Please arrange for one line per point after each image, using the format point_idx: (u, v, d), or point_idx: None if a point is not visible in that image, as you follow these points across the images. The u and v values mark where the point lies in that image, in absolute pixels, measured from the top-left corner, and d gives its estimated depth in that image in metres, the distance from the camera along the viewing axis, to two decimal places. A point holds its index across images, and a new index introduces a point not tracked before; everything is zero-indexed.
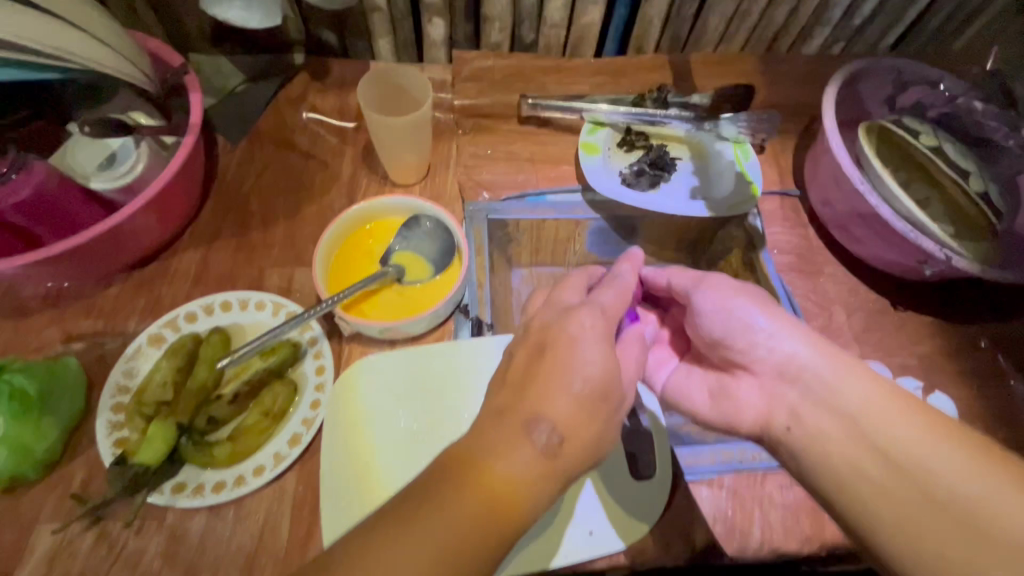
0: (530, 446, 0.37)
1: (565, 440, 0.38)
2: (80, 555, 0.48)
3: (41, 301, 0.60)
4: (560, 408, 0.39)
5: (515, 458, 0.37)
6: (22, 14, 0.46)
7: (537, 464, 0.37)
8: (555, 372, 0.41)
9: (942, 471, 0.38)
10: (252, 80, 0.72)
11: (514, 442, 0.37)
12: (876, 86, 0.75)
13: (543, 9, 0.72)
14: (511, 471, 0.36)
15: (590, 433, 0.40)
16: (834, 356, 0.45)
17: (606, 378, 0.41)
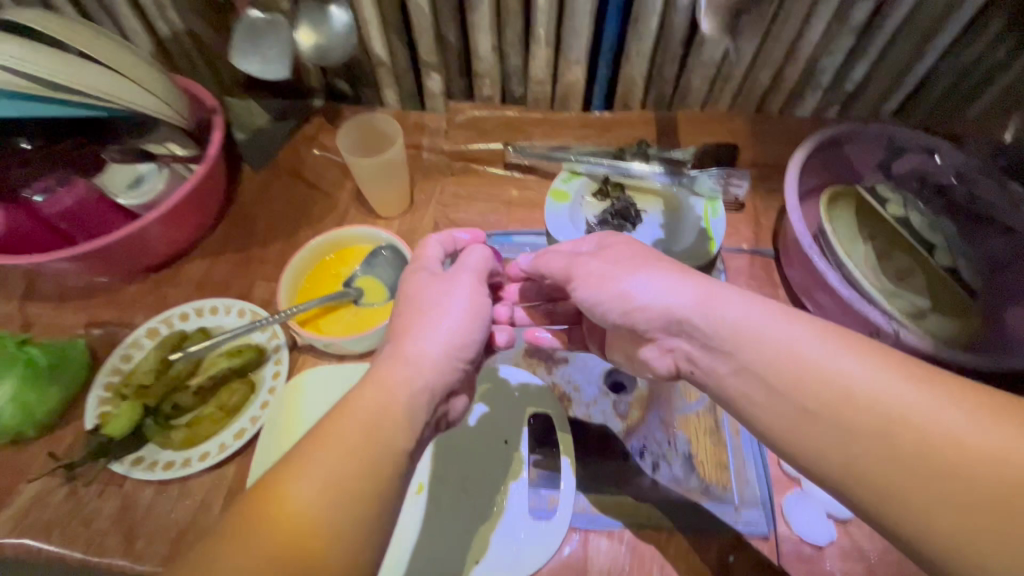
0: (392, 365, 0.41)
1: (417, 354, 0.42)
2: (53, 505, 0.57)
3: (77, 290, 0.72)
4: (407, 329, 0.44)
5: (351, 423, 0.37)
6: (78, 65, 0.58)
7: (395, 380, 0.40)
8: (405, 308, 0.47)
9: (806, 370, 0.37)
10: (275, 118, 0.84)
11: (366, 376, 0.41)
12: (866, 151, 0.71)
13: (528, 67, 0.78)
14: (366, 405, 0.38)
15: (428, 322, 0.44)
16: (710, 295, 0.43)
17: (447, 304, 0.46)
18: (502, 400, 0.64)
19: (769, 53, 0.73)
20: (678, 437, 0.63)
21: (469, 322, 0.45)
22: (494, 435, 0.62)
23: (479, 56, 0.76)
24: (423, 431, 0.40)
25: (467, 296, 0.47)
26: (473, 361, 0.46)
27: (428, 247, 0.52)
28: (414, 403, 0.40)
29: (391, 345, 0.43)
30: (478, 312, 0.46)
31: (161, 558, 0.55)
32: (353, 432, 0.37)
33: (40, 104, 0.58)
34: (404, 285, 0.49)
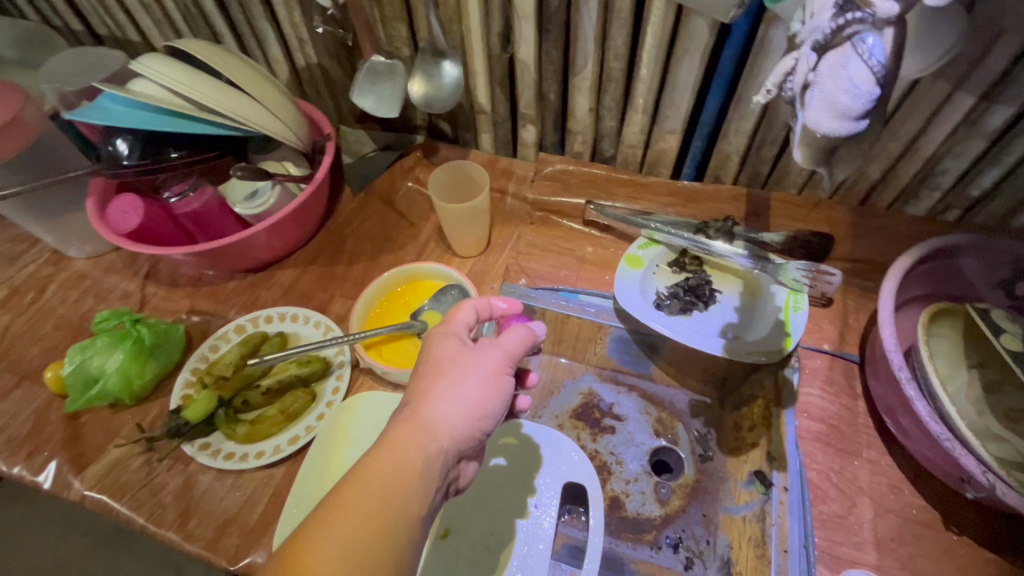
0: (408, 430, 0.41)
1: (435, 419, 0.42)
2: (130, 469, 0.64)
3: (188, 279, 0.82)
4: (427, 391, 0.43)
5: (365, 497, 0.37)
6: (231, 95, 0.68)
7: (409, 446, 0.40)
8: (428, 375, 0.45)
9: None
10: (381, 148, 0.92)
11: (381, 439, 0.41)
12: (986, 266, 0.64)
13: (622, 130, 0.79)
14: (382, 471, 0.39)
15: (449, 392, 0.43)
16: None
17: (472, 370, 0.45)
18: (524, 464, 0.63)
19: (883, 146, 0.68)
20: (719, 539, 0.61)
21: (491, 390, 0.45)
22: (510, 495, 0.61)
23: (576, 115, 0.78)
24: (436, 494, 0.41)
25: (492, 363, 0.46)
26: (492, 428, 0.45)
27: (461, 311, 0.49)
28: (425, 479, 0.40)
29: (408, 408, 0.43)
30: (501, 390, 0.45)
31: (206, 541, 0.60)
32: (368, 501, 0.37)
33: (195, 124, 0.68)
34: (430, 346, 0.47)
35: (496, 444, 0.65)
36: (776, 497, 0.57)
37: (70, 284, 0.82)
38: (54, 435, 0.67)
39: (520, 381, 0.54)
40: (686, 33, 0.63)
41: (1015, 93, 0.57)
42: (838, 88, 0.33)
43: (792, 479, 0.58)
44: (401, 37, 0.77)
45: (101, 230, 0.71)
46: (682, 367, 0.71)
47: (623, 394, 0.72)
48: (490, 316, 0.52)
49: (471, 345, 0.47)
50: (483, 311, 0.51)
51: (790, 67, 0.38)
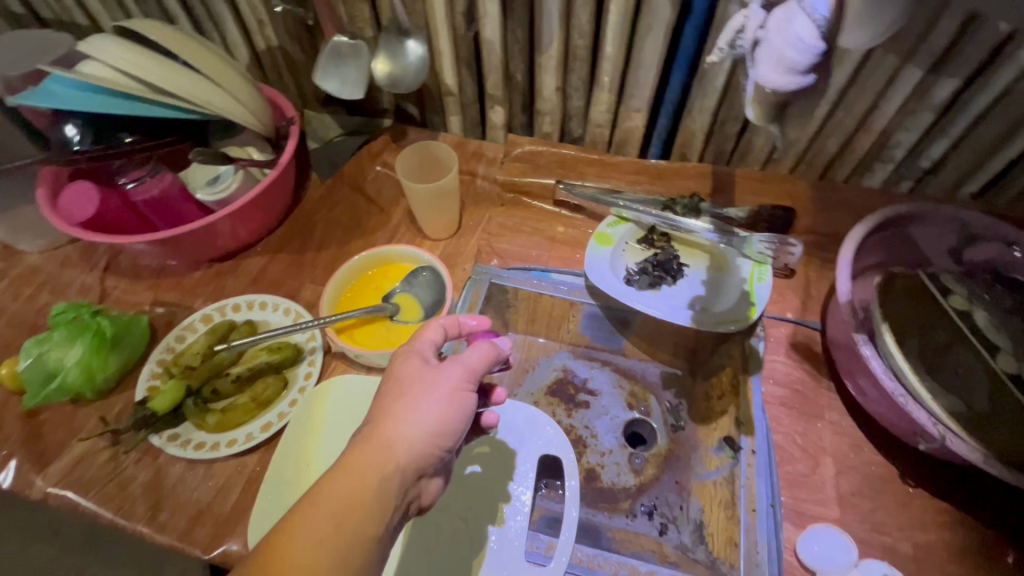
0: (364, 452, 0.41)
1: (393, 439, 0.42)
2: (96, 463, 0.62)
3: (151, 270, 0.79)
4: (386, 411, 0.44)
5: (319, 521, 0.38)
6: (186, 76, 0.65)
7: (364, 469, 0.40)
8: (388, 394, 0.45)
9: None
10: (347, 133, 0.90)
11: (338, 462, 0.41)
12: (935, 233, 0.68)
13: (589, 110, 0.79)
14: (336, 493, 0.39)
15: (406, 414, 0.43)
16: None
17: (432, 388, 0.45)
18: (499, 469, 0.62)
19: (839, 121, 0.70)
20: (692, 504, 0.62)
21: (451, 410, 0.44)
22: (488, 501, 0.60)
23: (543, 95, 0.79)
24: (393, 515, 0.41)
25: (453, 382, 0.46)
26: (454, 446, 0.45)
27: (428, 329, 0.49)
28: (380, 501, 0.40)
29: (366, 429, 0.43)
30: (461, 409, 0.45)
31: (179, 532, 0.58)
32: (322, 524, 0.38)
33: (149, 107, 0.65)
34: (394, 366, 0.47)
35: (472, 453, 0.64)
36: (744, 460, 0.60)
37: (23, 279, 0.79)
38: (12, 434, 0.65)
39: (487, 395, 0.55)
40: (648, 11, 0.64)
41: (958, 66, 0.60)
42: (785, 44, 0.34)
43: (759, 442, 0.60)
44: (364, 17, 0.75)
45: (54, 219, 0.68)
46: (654, 341, 0.73)
47: (597, 368, 0.74)
48: (459, 334, 0.51)
49: (434, 364, 0.47)
50: (449, 331, 0.50)
51: (740, 24, 0.40)
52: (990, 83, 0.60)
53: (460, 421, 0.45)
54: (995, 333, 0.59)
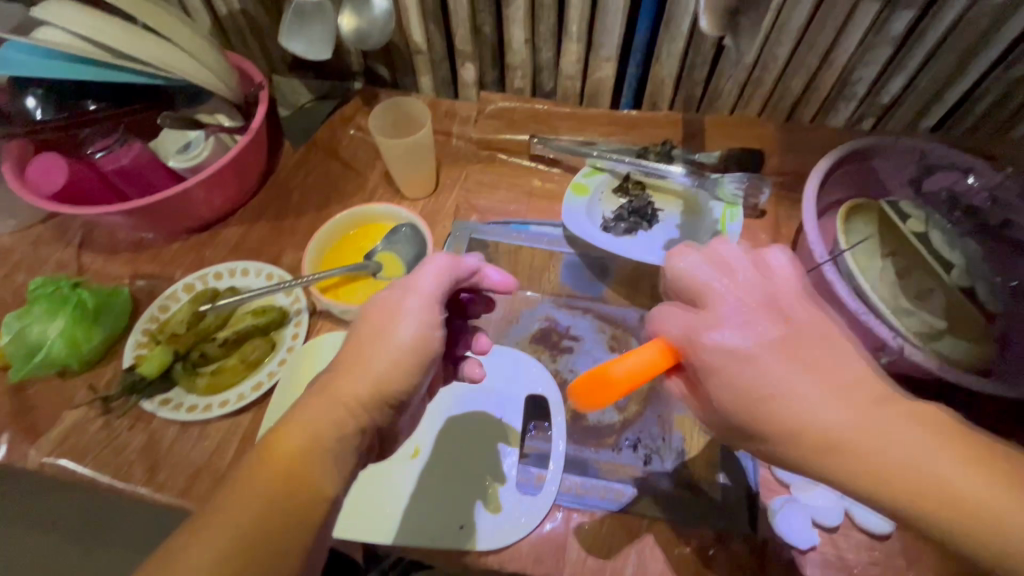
0: (322, 396, 0.43)
1: (349, 386, 0.44)
2: (89, 432, 0.63)
3: (128, 244, 0.79)
4: (349, 357, 0.45)
5: (284, 451, 0.41)
6: (146, 38, 0.64)
7: (322, 412, 0.43)
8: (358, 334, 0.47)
9: None
10: (318, 98, 0.90)
11: (300, 404, 0.44)
12: (895, 166, 0.71)
13: (559, 61, 0.80)
14: (297, 430, 0.42)
15: (363, 360, 0.44)
16: None
17: (395, 335, 0.45)
18: (489, 426, 0.63)
19: (803, 59, 0.72)
20: (673, 435, 0.62)
21: (411, 356, 0.45)
22: (480, 457, 0.61)
23: (512, 48, 0.79)
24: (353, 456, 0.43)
25: (418, 326, 0.45)
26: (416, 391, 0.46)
27: (429, 264, 0.48)
28: (338, 442, 0.42)
29: (339, 366, 0.45)
30: (421, 355, 0.45)
31: (179, 490, 0.60)
32: (288, 452, 0.41)
33: (112, 72, 0.64)
34: (370, 305, 0.48)
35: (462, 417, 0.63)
36: None
37: None
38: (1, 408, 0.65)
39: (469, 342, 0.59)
40: None
41: None
42: None
43: None
44: None
45: (24, 193, 0.67)
46: (635, 286, 0.74)
47: (578, 316, 0.72)
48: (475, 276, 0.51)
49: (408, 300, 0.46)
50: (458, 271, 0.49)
51: None
52: (945, 12, 0.62)
53: (420, 365, 0.45)
54: (950, 251, 0.63)
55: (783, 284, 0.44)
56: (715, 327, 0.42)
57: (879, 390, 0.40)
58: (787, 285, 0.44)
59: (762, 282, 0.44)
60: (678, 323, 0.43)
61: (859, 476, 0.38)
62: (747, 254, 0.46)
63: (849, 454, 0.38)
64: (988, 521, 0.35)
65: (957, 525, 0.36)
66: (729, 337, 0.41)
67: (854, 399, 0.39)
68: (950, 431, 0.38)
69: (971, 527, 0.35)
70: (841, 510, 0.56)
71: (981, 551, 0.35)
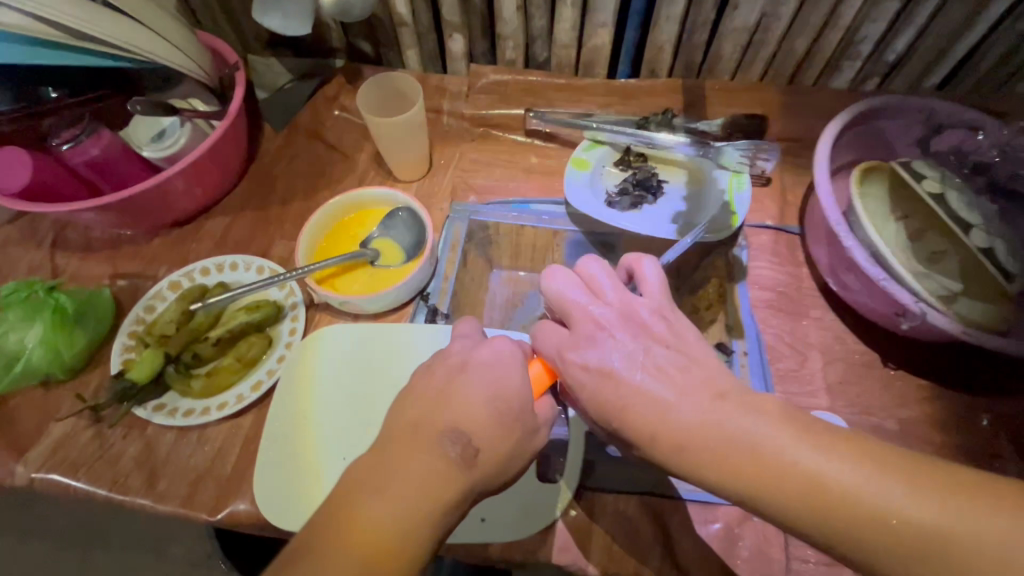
0: (449, 465, 0.39)
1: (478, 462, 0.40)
2: (79, 444, 0.60)
3: (104, 242, 0.74)
4: (483, 430, 0.41)
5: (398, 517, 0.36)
6: (107, 14, 0.58)
7: (448, 487, 0.38)
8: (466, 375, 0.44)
9: None
10: (298, 78, 0.84)
11: (424, 463, 0.38)
12: (904, 126, 0.70)
13: (554, 29, 0.76)
14: (415, 494, 0.37)
15: (503, 446, 0.41)
16: None
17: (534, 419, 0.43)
18: None
19: (808, 18, 0.69)
20: None
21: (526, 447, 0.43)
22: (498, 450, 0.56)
23: (503, 16, 0.74)
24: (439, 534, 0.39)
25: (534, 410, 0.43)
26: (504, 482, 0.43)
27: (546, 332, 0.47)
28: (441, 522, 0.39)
29: (475, 444, 0.40)
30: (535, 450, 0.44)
31: (181, 499, 0.57)
32: (404, 523, 0.37)
33: (71, 54, 0.59)
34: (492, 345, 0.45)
35: None
36: (738, 362, 0.62)
37: None
38: None
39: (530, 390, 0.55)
40: None
41: None
42: None
43: (750, 343, 0.63)
44: None
45: None
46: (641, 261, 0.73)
47: None
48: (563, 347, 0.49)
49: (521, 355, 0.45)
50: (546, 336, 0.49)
51: None
52: None
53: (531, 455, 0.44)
54: (967, 211, 0.62)
55: (642, 301, 0.47)
56: (580, 346, 0.45)
57: (728, 385, 0.42)
58: (647, 301, 0.47)
59: (623, 301, 0.47)
60: (547, 344, 0.47)
61: (711, 468, 0.39)
62: (611, 272, 0.48)
63: (701, 447, 0.39)
64: (824, 493, 0.36)
65: (802, 503, 0.36)
66: (589, 351, 0.44)
67: (705, 396, 0.41)
68: (794, 418, 0.39)
69: (811, 505, 0.36)
70: None
71: (822, 528, 0.36)
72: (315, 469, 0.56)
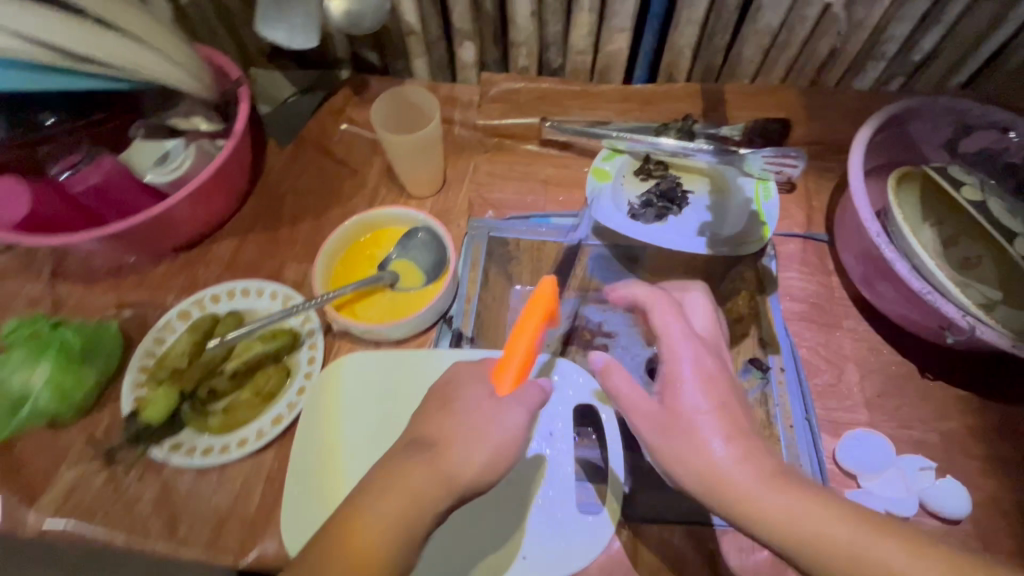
0: (416, 468, 0.41)
1: (450, 461, 0.42)
2: (93, 488, 0.57)
3: (106, 270, 0.70)
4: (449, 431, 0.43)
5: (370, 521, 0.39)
6: (104, 34, 0.55)
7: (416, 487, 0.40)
8: (450, 394, 0.46)
9: None
10: (302, 91, 0.81)
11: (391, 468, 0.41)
12: (932, 129, 0.67)
13: (569, 35, 0.73)
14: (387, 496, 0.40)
15: (476, 445, 0.42)
16: None
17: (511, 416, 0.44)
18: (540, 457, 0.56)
19: (834, 19, 0.67)
20: None
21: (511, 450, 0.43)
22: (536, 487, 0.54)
23: (517, 23, 0.72)
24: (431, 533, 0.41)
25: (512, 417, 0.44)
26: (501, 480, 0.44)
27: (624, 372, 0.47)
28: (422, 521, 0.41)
29: (438, 444, 0.42)
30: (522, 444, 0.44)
31: (205, 543, 0.55)
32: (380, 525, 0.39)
33: (67, 78, 0.56)
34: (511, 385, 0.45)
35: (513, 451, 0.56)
36: (775, 380, 0.60)
37: None
38: None
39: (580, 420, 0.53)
40: None
41: None
42: None
43: (786, 360, 0.61)
44: None
45: None
46: (664, 272, 0.70)
47: (609, 311, 0.70)
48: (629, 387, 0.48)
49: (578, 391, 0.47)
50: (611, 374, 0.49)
51: None
52: None
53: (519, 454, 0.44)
54: (1009, 219, 0.60)
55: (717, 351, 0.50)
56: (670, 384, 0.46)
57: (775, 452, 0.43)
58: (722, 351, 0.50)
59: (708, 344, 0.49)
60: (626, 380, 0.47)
61: (758, 515, 0.40)
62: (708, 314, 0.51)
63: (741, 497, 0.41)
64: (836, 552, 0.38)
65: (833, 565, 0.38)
66: (681, 383, 0.45)
67: (759, 457, 0.42)
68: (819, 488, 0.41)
69: (845, 564, 0.38)
70: (913, 500, 0.54)
71: None
72: None
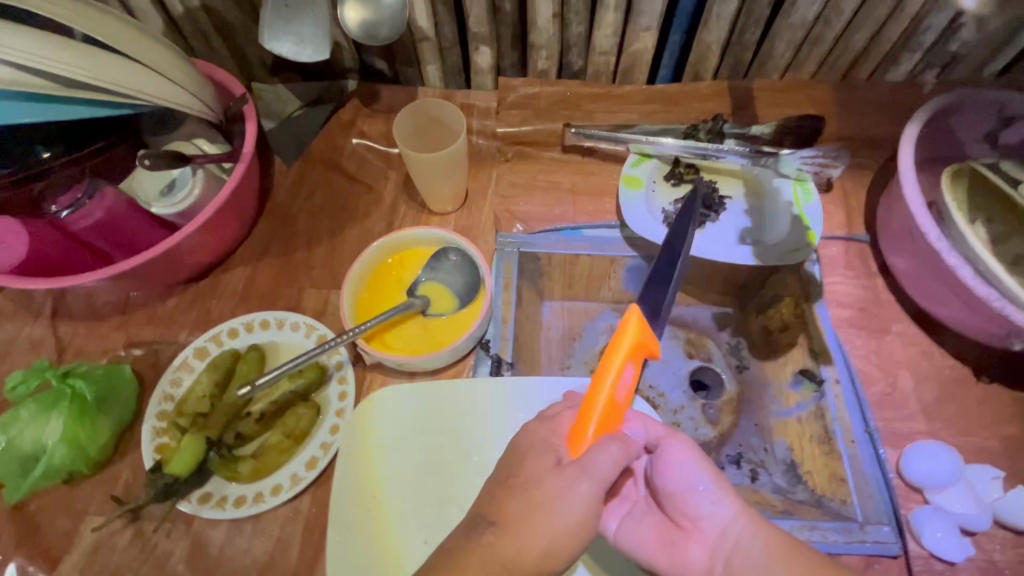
0: (478, 554, 0.37)
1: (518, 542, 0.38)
2: (118, 547, 0.53)
3: (111, 306, 0.66)
4: (515, 512, 0.39)
5: None
6: (102, 57, 0.50)
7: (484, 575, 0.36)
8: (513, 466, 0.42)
9: None
10: (308, 104, 0.75)
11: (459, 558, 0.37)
12: (974, 121, 0.65)
13: (592, 36, 0.70)
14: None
15: (543, 520, 0.38)
16: None
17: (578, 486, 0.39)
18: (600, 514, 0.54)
19: (871, 10, 0.64)
20: (776, 444, 0.62)
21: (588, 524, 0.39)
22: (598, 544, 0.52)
23: (538, 25, 0.68)
24: None
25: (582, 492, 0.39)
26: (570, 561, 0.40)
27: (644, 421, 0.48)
28: None
29: (502, 521, 0.39)
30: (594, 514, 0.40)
31: None
32: None
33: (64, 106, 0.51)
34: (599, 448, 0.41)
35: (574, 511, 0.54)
36: (830, 392, 0.58)
37: None
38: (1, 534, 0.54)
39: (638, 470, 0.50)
40: None
41: None
42: None
43: (840, 370, 0.59)
44: None
45: None
46: (702, 284, 0.68)
47: None
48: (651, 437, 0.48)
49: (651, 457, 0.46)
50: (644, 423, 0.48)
51: None
52: None
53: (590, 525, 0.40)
54: None
55: None
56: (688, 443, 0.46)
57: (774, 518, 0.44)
58: None
59: None
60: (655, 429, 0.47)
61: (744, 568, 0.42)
62: None
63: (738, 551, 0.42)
64: None
65: None
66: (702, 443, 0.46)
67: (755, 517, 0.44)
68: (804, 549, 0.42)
69: None
70: (986, 515, 0.52)
71: None
72: (393, 554, 0.51)
